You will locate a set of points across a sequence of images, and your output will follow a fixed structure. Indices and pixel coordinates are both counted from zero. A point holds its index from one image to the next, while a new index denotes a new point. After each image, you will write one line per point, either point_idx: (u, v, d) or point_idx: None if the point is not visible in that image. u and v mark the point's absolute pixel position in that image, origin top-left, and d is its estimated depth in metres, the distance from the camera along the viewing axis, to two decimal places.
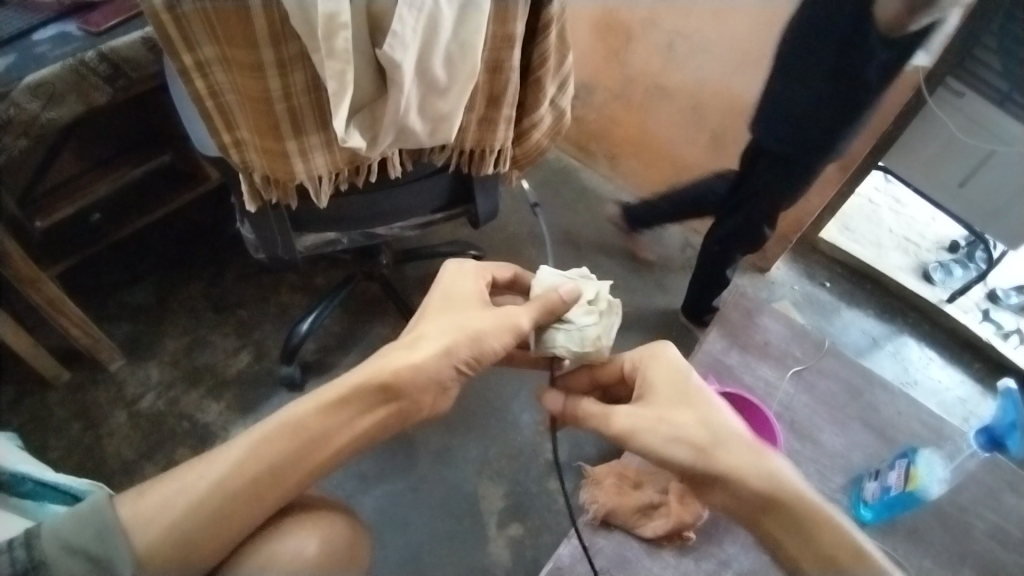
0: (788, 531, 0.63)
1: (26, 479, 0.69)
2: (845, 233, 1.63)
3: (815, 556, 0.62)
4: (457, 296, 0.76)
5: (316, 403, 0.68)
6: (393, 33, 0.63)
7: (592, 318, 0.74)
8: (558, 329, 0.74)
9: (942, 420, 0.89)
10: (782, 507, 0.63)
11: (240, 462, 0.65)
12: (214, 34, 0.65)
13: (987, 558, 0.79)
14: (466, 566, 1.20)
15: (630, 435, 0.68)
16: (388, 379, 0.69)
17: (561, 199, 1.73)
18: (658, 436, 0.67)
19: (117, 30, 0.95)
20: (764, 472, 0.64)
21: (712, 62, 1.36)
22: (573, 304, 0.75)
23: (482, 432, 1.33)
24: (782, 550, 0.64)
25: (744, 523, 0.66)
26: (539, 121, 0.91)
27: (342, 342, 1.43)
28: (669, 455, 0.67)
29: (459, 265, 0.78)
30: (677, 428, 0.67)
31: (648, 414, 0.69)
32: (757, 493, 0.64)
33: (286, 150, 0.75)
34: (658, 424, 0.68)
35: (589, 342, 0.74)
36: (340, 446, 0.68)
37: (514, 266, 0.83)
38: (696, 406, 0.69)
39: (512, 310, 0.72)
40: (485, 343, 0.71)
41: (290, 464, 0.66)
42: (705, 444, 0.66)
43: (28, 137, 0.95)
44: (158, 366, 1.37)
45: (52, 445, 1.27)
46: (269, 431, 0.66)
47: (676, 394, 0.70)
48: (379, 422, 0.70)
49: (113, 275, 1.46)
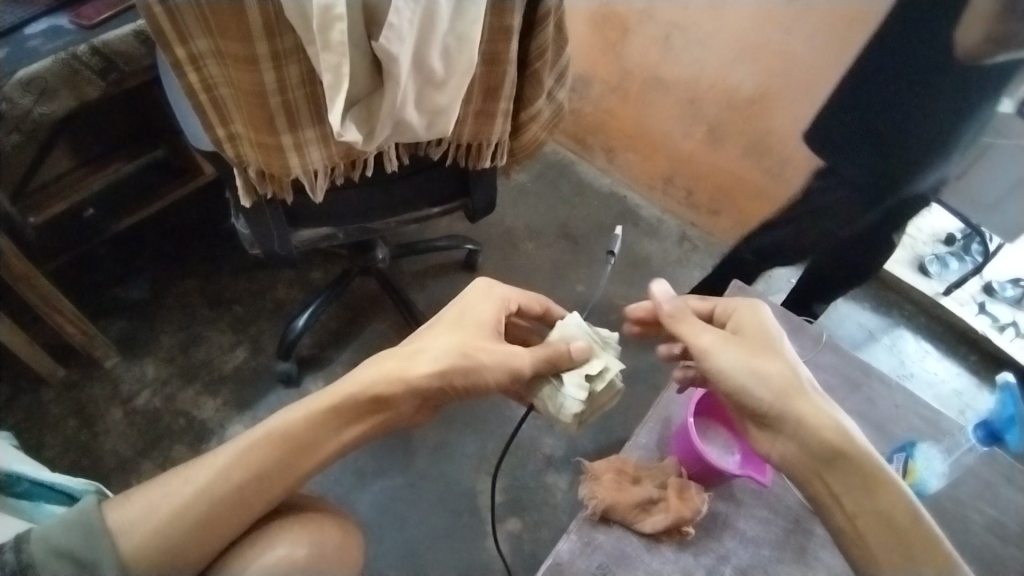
0: (846, 484, 0.65)
1: (21, 479, 0.69)
2: None
3: (875, 515, 0.63)
4: (469, 316, 0.74)
5: (305, 411, 0.67)
6: (390, 26, 0.62)
7: (580, 396, 0.71)
8: (550, 383, 0.73)
9: (941, 414, 0.89)
10: (846, 461, 0.65)
11: (224, 470, 0.63)
12: (207, 28, 0.64)
13: (984, 551, 0.79)
14: (464, 561, 1.20)
15: (714, 355, 0.71)
16: (382, 391, 0.68)
17: (558, 192, 1.72)
18: (741, 366, 0.70)
19: (109, 23, 0.94)
20: (839, 424, 0.66)
21: (710, 55, 1.37)
22: (574, 368, 0.72)
23: (480, 427, 1.33)
24: (838, 504, 0.65)
25: (804, 478, 0.67)
26: (536, 113, 0.90)
27: (339, 336, 1.43)
28: (747, 394, 0.69)
29: (488, 287, 0.77)
30: (762, 367, 0.69)
31: (740, 348, 0.71)
32: (824, 442, 0.65)
33: (281, 145, 0.74)
34: (748, 359, 0.70)
35: (564, 412, 0.72)
36: (327, 454, 0.67)
37: (545, 299, 0.82)
38: (780, 355, 0.71)
39: (515, 352, 0.71)
40: (479, 376, 0.69)
41: (276, 471, 0.65)
42: (786, 388, 0.68)
43: (20, 131, 0.96)
44: (153, 363, 1.36)
45: (48, 443, 1.26)
46: (255, 440, 0.65)
47: (760, 340, 0.73)
48: (364, 433, 0.70)
49: (107, 272, 1.45)
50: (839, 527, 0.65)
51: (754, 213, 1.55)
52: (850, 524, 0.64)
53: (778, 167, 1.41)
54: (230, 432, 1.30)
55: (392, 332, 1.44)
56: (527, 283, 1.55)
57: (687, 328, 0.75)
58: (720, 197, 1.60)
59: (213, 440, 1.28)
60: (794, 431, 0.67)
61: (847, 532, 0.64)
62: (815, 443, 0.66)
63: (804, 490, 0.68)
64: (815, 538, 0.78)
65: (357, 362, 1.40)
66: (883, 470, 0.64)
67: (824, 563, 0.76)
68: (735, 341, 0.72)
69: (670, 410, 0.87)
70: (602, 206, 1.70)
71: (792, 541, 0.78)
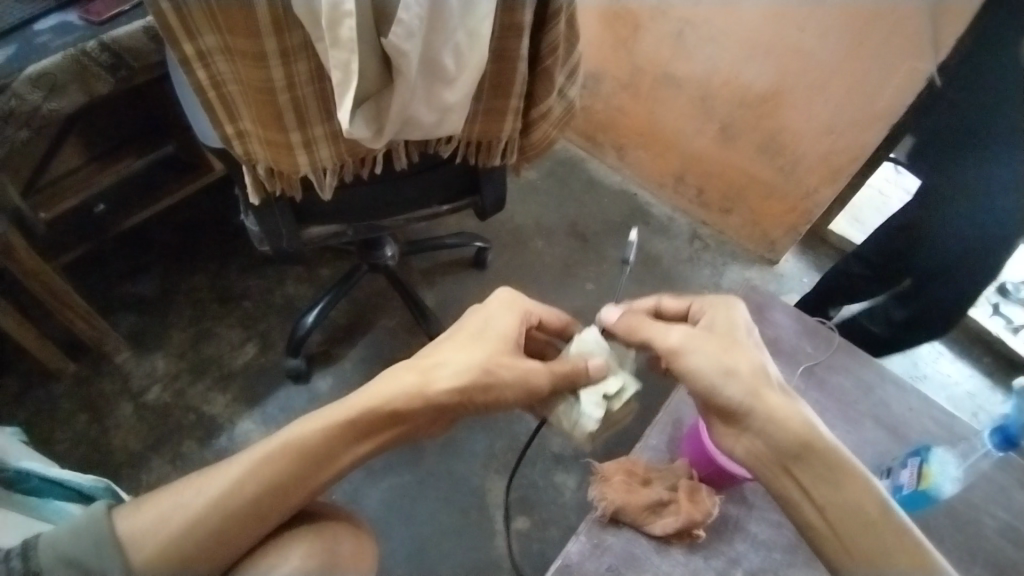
0: (815, 477, 0.62)
1: (31, 476, 0.70)
2: (856, 225, 1.64)
3: (843, 509, 0.60)
4: (490, 329, 0.72)
5: (324, 424, 0.64)
6: (399, 22, 0.61)
7: (597, 415, 0.71)
8: (565, 398, 0.73)
9: (955, 417, 0.88)
10: (815, 454, 0.62)
11: (238, 484, 0.61)
12: (215, 24, 0.64)
13: (998, 557, 0.78)
14: (472, 559, 1.20)
15: (686, 353, 0.68)
16: (402, 407, 0.65)
17: (568, 189, 1.71)
18: (711, 362, 0.67)
19: (119, 20, 0.94)
20: (807, 418, 0.64)
21: (723, 51, 1.35)
22: (592, 385, 0.73)
23: (489, 426, 1.32)
24: (806, 498, 0.62)
25: (771, 474, 0.64)
26: (547, 111, 0.89)
27: (348, 333, 1.42)
28: (720, 391, 0.66)
29: (512, 299, 0.75)
30: (733, 363, 0.67)
31: (708, 343, 0.69)
32: (794, 437, 0.63)
33: (290, 142, 0.74)
34: (719, 355, 0.67)
35: (578, 428, 0.73)
36: (341, 468, 0.65)
37: (566, 316, 0.81)
38: (749, 351, 0.68)
39: (535, 368, 0.70)
40: (503, 392, 0.68)
41: (290, 486, 0.62)
42: (754, 383, 0.65)
43: (30, 128, 0.94)
44: (163, 358, 1.36)
45: (59, 437, 1.26)
46: (273, 451, 0.62)
47: (727, 335, 0.70)
48: (379, 446, 0.67)
49: (118, 267, 1.45)
50: (808, 523, 0.62)
51: (768, 213, 1.55)
52: (823, 520, 0.61)
53: (791, 165, 1.43)
54: (239, 427, 1.30)
55: (401, 329, 1.44)
56: (536, 281, 1.54)
57: (651, 329, 0.73)
58: (731, 193, 1.59)
59: (221, 436, 1.28)
60: (761, 428, 0.64)
61: (817, 528, 0.61)
62: (784, 438, 0.63)
63: (771, 486, 0.65)
64: None
65: (365, 359, 1.39)
66: (851, 464, 0.62)
67: None
68: (703, 338, 0.69)
69: (681, 411, 0.86)
70: (612, 204, 1.69)
71: (804, 545, 0.76)
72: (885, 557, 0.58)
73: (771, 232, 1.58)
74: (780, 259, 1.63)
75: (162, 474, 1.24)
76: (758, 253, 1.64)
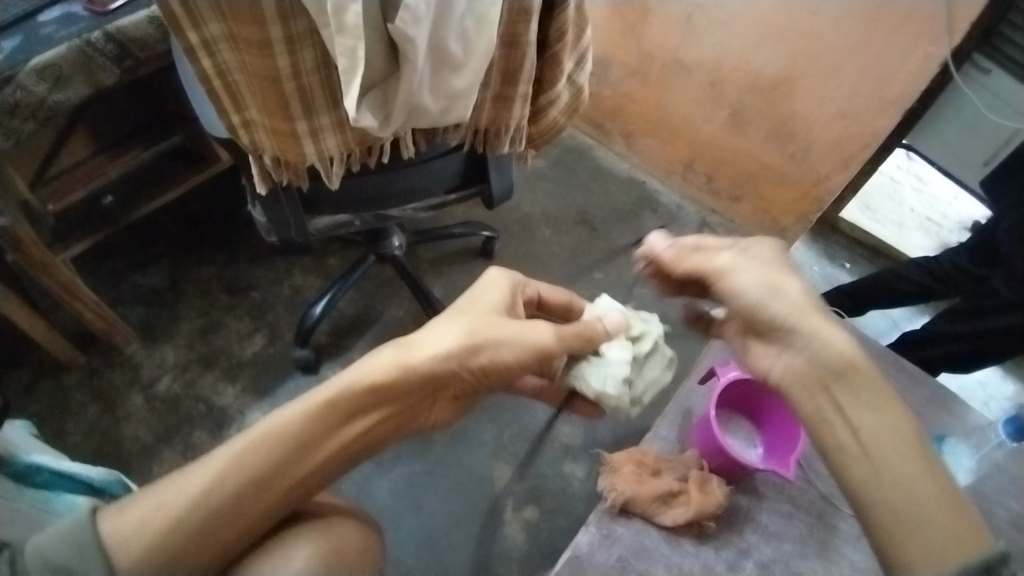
0: (857, 400, 0.54)
1: (42, 470, 0.73)
2: (867, 212, 1.64)
3: (880, 431, 0.52)
4: (478, 303, 0.71)
5: (305, 407, 0.61)
6: (405, 7, 0.60)
7: (625, 357, 0.76)
8: (591, 361, 0.76)
9: (970, 408, 0.87)
10: (860, 373, 0.54)
11: (218, 478, 0.57)
12: (219, 12, 0.63)
13: (1012, 549, 0.77)
14: (480, 548, 1.20)
15: (732, 273, 0.64)
16: (389, 383, 0.63)
17: (577, 177, 1.69)
18: (756, 278, 0.62)
19: (125, 10, 0.93)
20: (849, 340, 0.57)
21: (735, 36, 1.33)
22: (615, 338, 0.78)
23: (498, 416, 1.32)
24: (841, 419, 0.54)
25: (807, 395, 0.57)
26: (556, 97, 0.88)
27: (356, 324, 1.42)
28: (765, 308, 0.60)
29: (499, 275, 0.75)
30: (783, 280, 0.61)
31: (757, 264, 0.63)
32: (838, 353, 0.56)
33: (296, 131, 0.73)
34: (766, 276, 0.62)
35: (614, 381, 0.75)
36: (327, 458, 0.61)
37: (568, 291, 0.85)
38: (797, 274, 0.62)
39: (532, 328, 0.70)
40: (496, 353, 0.67)
41: (274, 477, 0.58)
42: (804, 304, 0.59)
43: (36, 120, 0.94)
44: (173, 349, 1.37)
45: (69, 429, 1.27)
46: (252, 440, 0.59)
47: (772, 259, 0.64)
48: (371, 430, 0.64)
49: (127, 259, 1.46)
50: (834, 444, 0.54)
51: (778, 200, 1.54)
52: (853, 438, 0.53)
53: (803, 151, 1.42)
54: (248, 417, 1.30)
55: (409, 319, 1.44)
56: (544, 270, 1.53)
57: (698, 258, 0.69)
58: (741, 181, 1.57)
59: (232, 426, 1.29)
60: (804, 345, 0.57)
61: (845, 449, 0.53)
62: (826, 353, 0.56)
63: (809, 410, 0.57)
64: (838, 533, 0.76)
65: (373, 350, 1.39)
66: (893, 391, 0.54)
67: (849, 558, 0.74)
68: (751, 257, 0.64)
69: (691, 400, 0.85)
70: (621, 192, 1.68)
71: (815, 536, 0.76)
72: (915, 481, 0.50)
73: (781, 220, 1.57)
74: (791, 246, 1.61)
75: (172, 464, 1.25)
76: None
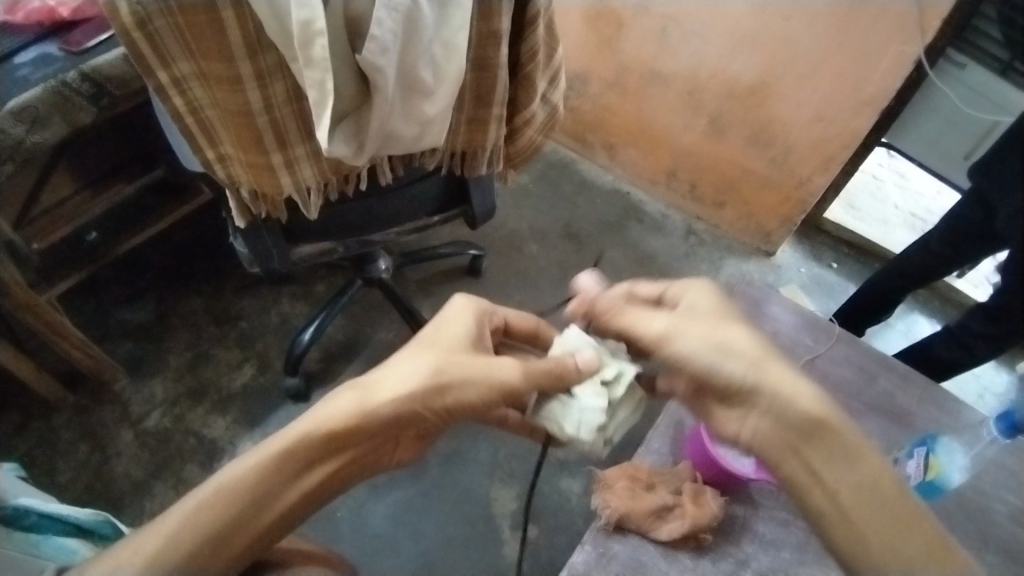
0: (828, 456, 0.56)
1: (30, 512, 0.71)
2: (851, 212, 1.66)
3: (857, 491, 0.54)
4: (442, 334, 0.71)
5: (261, 459, 0.58)
6: (372, 38, 0.60)
7: (600, 405, 0.69)
8: (560, 400, 0.70)
9: (960, 404, 0.87)
10: (826, 431, 0.56)
11: (172, 538, 0.53)
12: (188, 48, 0.63)
13: (1011, 544, 0.77)
14: (480, 570, 1.19)
15: (674, 335, 0.63)
16: (347, 428, 0.62)
17: (560, 191, 1.70)
18: (703, 341, 0.62)
19: (100, 48, 0.93)
20: (812, 394, 0.58)
21: (709, 45, 1.34)
22: (587, 378, 0.70)
23: (491, 435, 1.31)
24: (816, 480, 0.56)
25: (778, 457, 0.58)
26: (531, 117, 0.89)
27: (346, 348, 1.42)
28: (718, 370, 0.61)
29: (463, 304, 0.74)
30: (727, 339, 0.61)
31: (696, 322, 0.64)
32: (803, 412, 0.57)
33: (271, 164, 0.73)
34: (710, 334, 0.62)
35: (585, 427, 0.69)
36: (287, 509, 0.59)
37: (537, 318, 0.82)
38: (740, 327, 0.63)
39: (499, 367, 0.67)
40: (461, 393, 0.66)
41: (232, 532, 0.55)
42: (756, 360, 0.60)
43: (15, 161, 0.93)
44: (162, 383, 1.36)
45: (60, 469, 1.26)
46: (208, 495, 0.56)
47: (712, 310, 0.65)
48: (335, 473, 0.62)
49: (113, 295, 1.45)
50: (817, 508, 0.56)
51: (762, 204, 1.55)
52: (834, 503, 0.55)
53: (782, 154, 1.43)
54: (241, 448, 1.29)
55: (399, 341, 1.43)
56: (531, 286, 1.53)
57: (632, 317, 0.68)
58: (724, 187, 1.58)
59: (224, 458, 1.28)
60: (767, 407, 0.58)
61: (828, 512, 0.55)
62: (791, 413, 0.57)
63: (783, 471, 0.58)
64: None
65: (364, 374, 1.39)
66: (864, 443, 0.56)
67: None
68: (696, 314, 0.64)
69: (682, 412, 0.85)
70: (606, 204, 1.68)
71: (812, 543, 0.76)
72: (898, 531, 0.53)
73: (765, 223, 1.58)
74: (776, 251, 1.63)
75: (165, 500, 1.24)
76: (754, 246, 1.64)
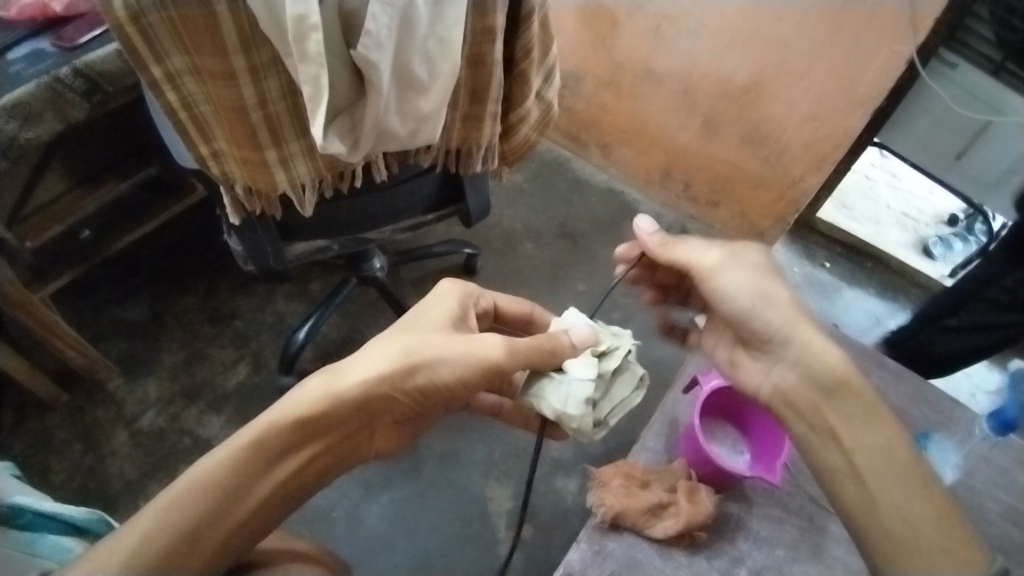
0: (846, 417, 0.59)
1: (24, 511, 0.70)
2: (844, 211, 1.65)
3: (874, 454, 0.57)
4: (421, 318, 0.71)
5: (231, 451, 0.57)
6: (367, 33, 0.60)
7: (590, 376, 0.70)
8: (552, 377, 0.71)
9: (948, 400, 0.87)
10: (850, 392, 0.59)
11: (144, 536, 0.52)
12: (182, 43, 0.63)
13: (1005, 542, 0.77)
14: (476, 569, 1.19)
15: (719, 273, 0.67)
16: (318, 413, 0.62)
17: (555, 190, 1.69)
18: (746, 285, 0.66)
19: (92, 44, 0.93)
20: (840, 355, 0.62)
21: (703, 43, 1.35)
22: (581, 352, 0.72)
23: (487, 434, 1.31)
24: (834, 438, 0.59)
25: (800, 408, 0.62)
26: (526, 114, 0.88)
27: (340, 347, 1.41)
28: (757, 317, 0.65)
29: (445, 289, 0.74)
30: (771, 289, 0.65)
31: (746, 271, 0.66)
32: (828, 371, 0.61)
33: (265, 160, 0.73)
34: (755, 283, 0.65)
35: (573, 400, 0.69)
36: (261, 499, 0.58)
37: (532, 305, 0.84)
38: (783, 280, 0.66)
39: (478, 345, 0.67)
40: (433, 371, 0.66)
41: (206, 525, 0.54)
42: (793, 315, 0.64)
43: (8, 158, 0.93)
44: (156, 383, 1.35)
45: (53, 469, 1.25)
46: (179, 492, 0.54)
47: (762, 262, 0.67)
48: (308, 460, 0.62)
49: (106, 293, 1.44)
50: (829, 463, 0.59)
51: (756, 203, 1.56)
52: (846, 460, 0.58)
53: (775, 154, 1.44)
54: None
55: None
56: (526, 285, 1.53)
57: (686, 250, 0.71)
58: (718, 187, 1.58)
59: None
60: (796, 358, 0.63)
61: (841, 470, 0.58)
62: (818, 370, 0.61)
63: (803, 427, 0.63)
64: (828, 535, 0.76)
65: None
66: (884, 410, 0.59)
67: (842, 561, 0.75)
68: (743, 261, 0.67)
69: (676, 410, 0.85)
70: (601, 203, 1.68)
71: (807, 540, 0.76)
72: (909, 497, 0.54)
73: (760, 223, 1.59)
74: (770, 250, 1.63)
75: None
76: None
